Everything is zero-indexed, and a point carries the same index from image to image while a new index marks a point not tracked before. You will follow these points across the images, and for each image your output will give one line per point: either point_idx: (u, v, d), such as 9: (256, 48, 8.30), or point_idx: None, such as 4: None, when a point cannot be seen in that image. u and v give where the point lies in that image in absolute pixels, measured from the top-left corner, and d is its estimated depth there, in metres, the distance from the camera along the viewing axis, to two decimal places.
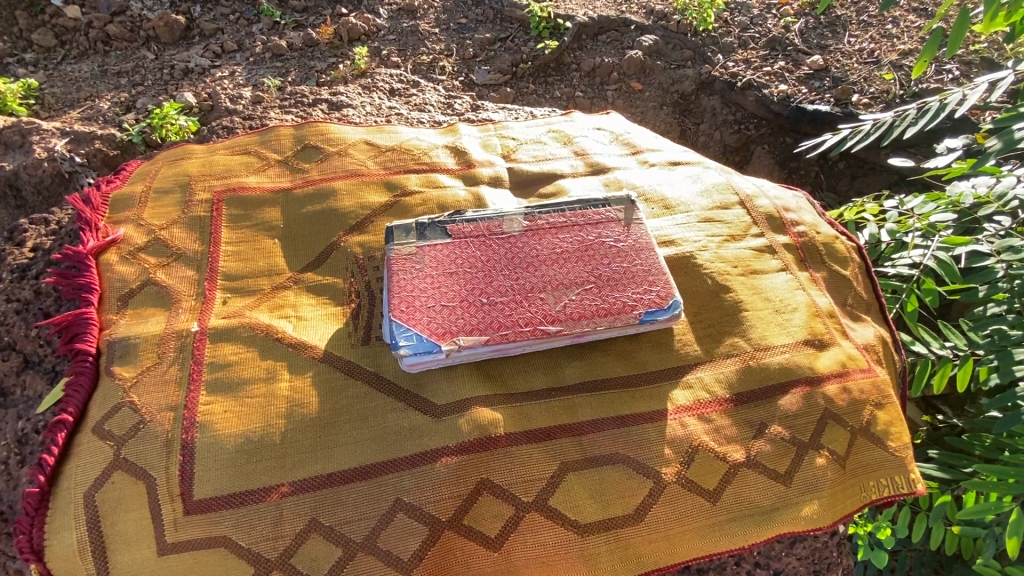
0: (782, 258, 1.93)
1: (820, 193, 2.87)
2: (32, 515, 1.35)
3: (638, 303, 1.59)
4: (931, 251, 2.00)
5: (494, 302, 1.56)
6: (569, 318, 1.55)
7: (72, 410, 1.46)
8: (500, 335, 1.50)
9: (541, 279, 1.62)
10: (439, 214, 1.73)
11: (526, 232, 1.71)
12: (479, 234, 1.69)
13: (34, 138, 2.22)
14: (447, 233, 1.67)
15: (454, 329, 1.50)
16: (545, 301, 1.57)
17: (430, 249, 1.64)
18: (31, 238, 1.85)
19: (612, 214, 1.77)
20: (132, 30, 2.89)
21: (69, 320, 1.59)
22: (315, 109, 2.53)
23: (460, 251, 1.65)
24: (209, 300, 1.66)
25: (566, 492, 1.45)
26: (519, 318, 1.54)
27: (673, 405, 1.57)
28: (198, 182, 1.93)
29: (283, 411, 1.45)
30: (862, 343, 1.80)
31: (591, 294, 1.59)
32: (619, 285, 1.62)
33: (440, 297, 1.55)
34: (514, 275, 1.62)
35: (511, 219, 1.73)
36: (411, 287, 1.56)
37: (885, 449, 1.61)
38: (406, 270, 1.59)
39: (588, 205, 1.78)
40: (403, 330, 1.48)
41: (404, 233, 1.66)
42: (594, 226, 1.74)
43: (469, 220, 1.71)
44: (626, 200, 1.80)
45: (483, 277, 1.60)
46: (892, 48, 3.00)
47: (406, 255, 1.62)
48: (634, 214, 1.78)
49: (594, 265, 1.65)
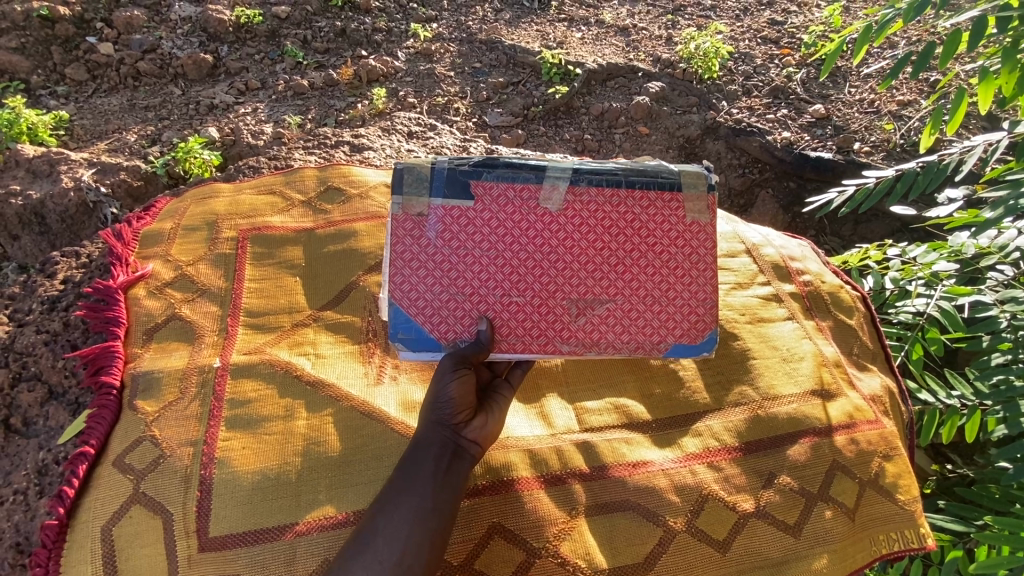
0: (789, 307, 1.97)
1: (824, 237, 2.95)
2: (49, 548, 1.38)
3: (669, 333, 1.48)
4: (934, 301, 2.03)
5: (509, 301, 1.43)
6: (586, 338, 1.46)
7: (94, 442, 1.51)
8: (507, 344, 1.43)
9: (573, 280, 1.45)
10: (466, 157, 1.42)
11: (563, 212, 1.43)
12: (506, 201, 1.42)
13: (62, 169, 2.34)
14: (468, 193, 1.41)
15: (461, 328, 1.42)
16: (567, 313, 1.45)
17: (442, 211, 1.41)
18: (62, 270, 1.95)
19: (682, 199, 1.45)
20: (162, 67, 3.03)
21: (97, 353, 1.65)
22: (338, 151, 2.69)
23: (480, 223, 1.42)
24: (232, 336, 1.71)
25: (578, 539, 1.45)
26: (534, 327, 1.44)
27: (681, 452, 1.61)
28: (225, 221, 2.01)
29: (299, 449, 1.48)
30: (870, 394, 1.82)
31: (619, 312, 1.47)
32: (654, 307, 1.48)
33: (448, 287, 1.42)
34: (539, 272, 1.44)
35: (552, 185, 1.42)
36: (416, 264, 1.42)
37: (894, 502, 1.62)
38: (410, 235, 1.41)
39: (651, 181, 1.45)
40: (402, 321, 1.41)
41: (417, 184, 1.40)
42: (652, 215, 1.45)
43: (500, 176, 1.42)
44: (701, 184, 1.43)
45: (503, 265, 1.43)
46: (891, 99, 3.11)
47: (412, 215, 1.40)
48: (702, 197, 1.44)
49: (635, 272, 1.46)
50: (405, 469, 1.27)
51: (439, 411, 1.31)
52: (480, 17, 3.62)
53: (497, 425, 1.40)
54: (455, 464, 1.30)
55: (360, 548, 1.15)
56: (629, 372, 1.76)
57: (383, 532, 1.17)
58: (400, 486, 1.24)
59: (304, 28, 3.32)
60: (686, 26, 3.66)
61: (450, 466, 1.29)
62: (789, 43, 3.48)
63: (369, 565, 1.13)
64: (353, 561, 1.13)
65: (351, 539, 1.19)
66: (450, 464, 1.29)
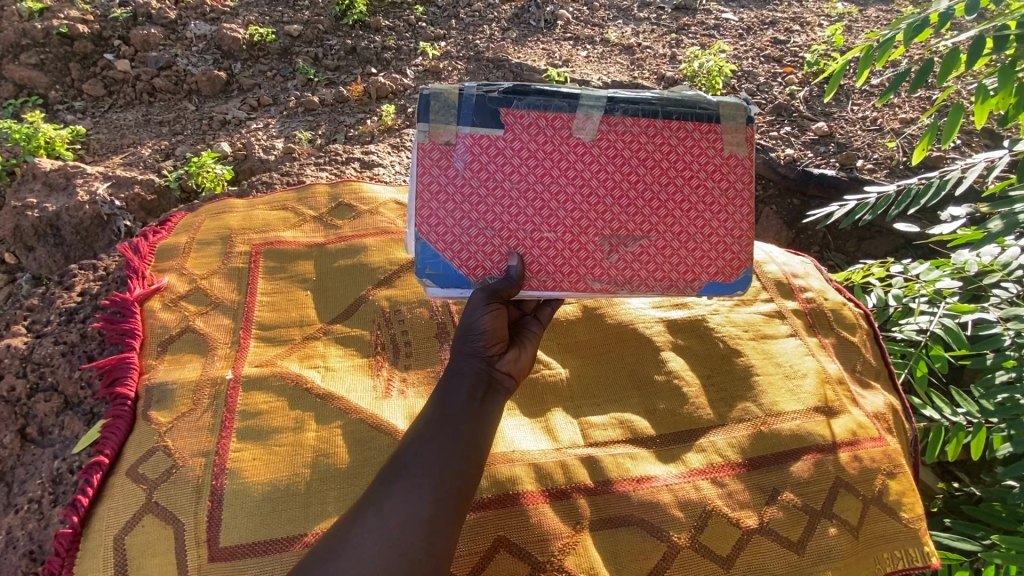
0: (792, 324, 2.00)
1: (829, 253, 2.96)
2: (63, 556, 1.41)
3: (704, 272, 1.54)
4: (937, 318, 2.05)
5: (540, 238, 1.47)
6: (619, 275, 1.50)
7: (109, 452, 1.55)
8: (540, 281, 1.47)
9: (604, 217, 1.49)
10: (495, 85, 1.46)
11: (596, 141, 1.48)
12: (538, 131, 1.47)
13: (78, 182, 2.41)
14: (497, 122, 1.45)
15: (490, 264, 1.45)
16: (599, 250, 1.49)
17: (471, 140, 1.45)
18: (79, 282, 2.01)
19: (720, 130, 1.51)
20: (177, 84, 3.11)
21: (113, 364, 1.70)
22: (348, 167, 2.80)
23: (511, 154, 1.46)
24: (243, 349, 1.75)
25: (582, 553, 1.46)
26: (566, 265, 1.47)
27: (685, 468, 1.62)
28: (238, 236, 2.06)
29: (309, 461, 1.50)
30: (873, 411, 1.83)
31: (650, 249, 1.51)
32: (688, 244, 1.52)
33: (477, 221, 1.46)
34: (571, 207, 1.48)
35: (586, 114, 1.47)
36: (445, 198, 1.44)
37: (898, 520, 1.62)
38: (438, 165, 1.44)
39: (689, 113, 1.51)
40: (431, 257, 1.44)
41: (445, 112, 1.43)
42: (688, 147, 1.51)
43: (531, 105, 1.46)
44: (739, 117, 1.50)
45: (538, 199, 1.47)
46: (894, 117, 3.15)
47: (440, 143, 1.44)
48: (740, 129, 1.51)
49: (667, 208, 1.51)
50: (441, 398, 1.30)
51: (473, 345, 1.35)
52: (488, 35, 3.68)
53: (528, 362, 1.44)
54: (490, 395, 1.33)
55: (399, 470, 1.18)
56: (634, 388, 1.78)
57: (424, 457, 1.19)
58: (438, 416, 1.27)
59: (315, 46, 3.39)
60: (690, 45, 3.73)
61: (485, 397, 1.32)
62: (791, 61, 3.53)
63: (411, 487, 1.14)
64: (393, 485, 1.15)
65: (389, 464, 1.20)
66: (486, 395, 1.33)
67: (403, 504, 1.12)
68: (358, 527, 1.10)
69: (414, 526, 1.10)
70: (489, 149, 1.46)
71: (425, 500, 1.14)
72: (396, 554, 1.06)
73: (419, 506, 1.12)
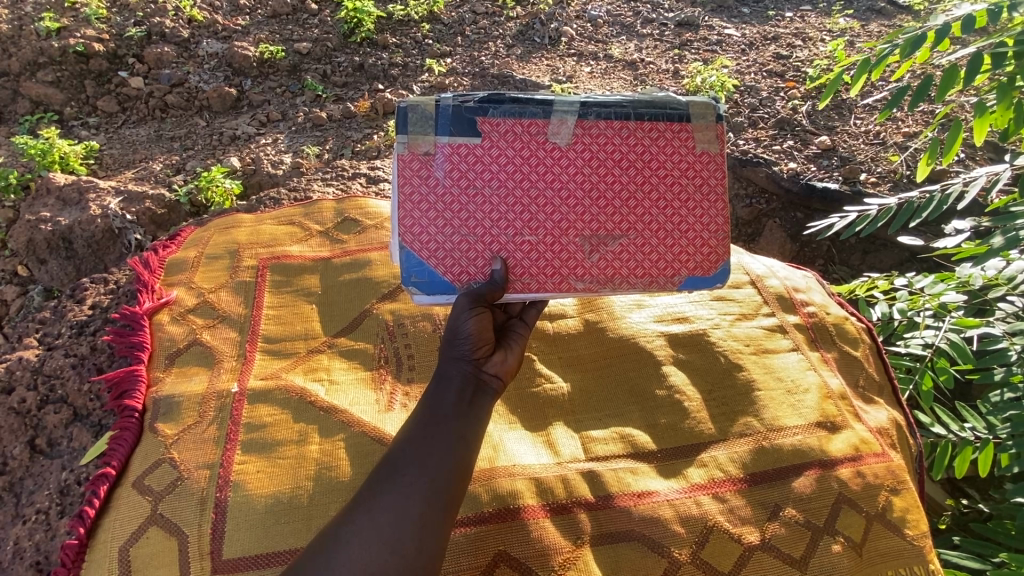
0: (793, 338, 2.00)
1: (833, 266, 2.96)
2: (69, 566, 1.43)
3: (683, 267, 1.56)
4: (942, 332, 1.98)
5: (522, 241, 1.50)
6: (601, 274, 1.52)
7: (116, 464, 1.57)
8: (524, 283, 1.49)
9: (583, 219, 1.52)
10: (470, 95, 1.49)
11: (571, 145, 1.51)
12: (515, 137, 1.49)
13: (90, 197, 2.47)
14: (475, 130, 1.48)
15: (475, 269, 1.48)
16: (580, 251, 1.51)
17: (449, 148, 1.48)
18: (91, 296, 2.06)
19: (691, 129, 1.54)
20: (188, 100, 3.19)
21: (121, 377, 1.73)
22: (355, 182, 2.83)
23: (489, 160, 1.49)
24: (250, 361, 1.78)
25: (583, 569, 1.46)
26: (548, 266, 1.50)
27: (687, 483, 1.62)
28: (246, 250, 2.11)
29: (311, 473, 1.52)
30: (876, 427, 1.82)
31: (633, 246, 1.53)
32: (666, 241, 1.55)
33: (460, 228, 1.48)
34: (551, 210, 1.51)
35: (560, 119, 1.50)
36: (425, 206, 1.47)
37: (903, 537, 1.60)
38: (419, 175, 1.47)
39: (661, 113, 1.53)
40: (415, 264, 1.46)
41: (423, 121, 1.45)
42: (661, 147, 1.54)
43: (507, 112, 1.49)
44: (710, 114, 1.52)
45: (516, 204, 1.50)
46: (896, 130, 3.15)
47: (420, 154, 1.46)
48: (711, 127, 1.53)
49: (644, 208, 1.54)
50: (430, 403, 1.31)
51: (458, 349, 1.36)
52: (493, 52, 3.74)
53: (514, 362, 1.45)
54: (479, 397, 1.35)
55: (390, 471, 1.20)
56: (634, 402, 1.79)
57: (414, 458, 1.22)
58: (428, 420, 1.28)
59: (323, 63, 3.47)
60: (693, 60, 3.78)
61: (472, 398, 1.34)
62: (793, 76, 3.56)
63: (401, 486, 1.17)
64: (386, 485, 1.17)
65: (381, 467, 1.22)
66: (474, 397, 1.34)
67: (394, 502, 1.14)
68: (357, 528, 1.11)
69: (406, 522, 1.12)
70: (468, 157, 1.48)
71: (415, 498, 1.16)
72: (387, 551, 1.08)
73: (409, 506, 1.14)
